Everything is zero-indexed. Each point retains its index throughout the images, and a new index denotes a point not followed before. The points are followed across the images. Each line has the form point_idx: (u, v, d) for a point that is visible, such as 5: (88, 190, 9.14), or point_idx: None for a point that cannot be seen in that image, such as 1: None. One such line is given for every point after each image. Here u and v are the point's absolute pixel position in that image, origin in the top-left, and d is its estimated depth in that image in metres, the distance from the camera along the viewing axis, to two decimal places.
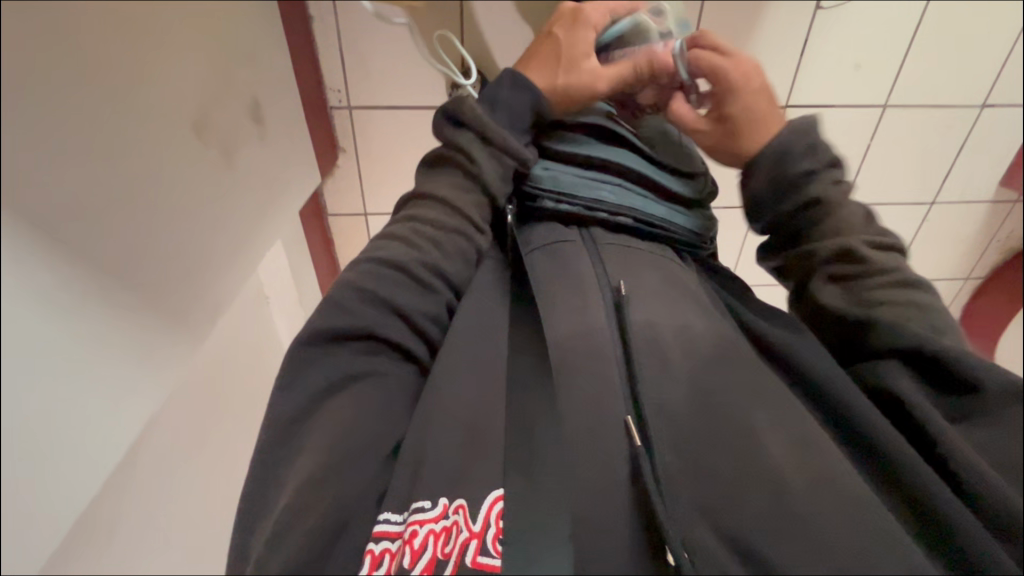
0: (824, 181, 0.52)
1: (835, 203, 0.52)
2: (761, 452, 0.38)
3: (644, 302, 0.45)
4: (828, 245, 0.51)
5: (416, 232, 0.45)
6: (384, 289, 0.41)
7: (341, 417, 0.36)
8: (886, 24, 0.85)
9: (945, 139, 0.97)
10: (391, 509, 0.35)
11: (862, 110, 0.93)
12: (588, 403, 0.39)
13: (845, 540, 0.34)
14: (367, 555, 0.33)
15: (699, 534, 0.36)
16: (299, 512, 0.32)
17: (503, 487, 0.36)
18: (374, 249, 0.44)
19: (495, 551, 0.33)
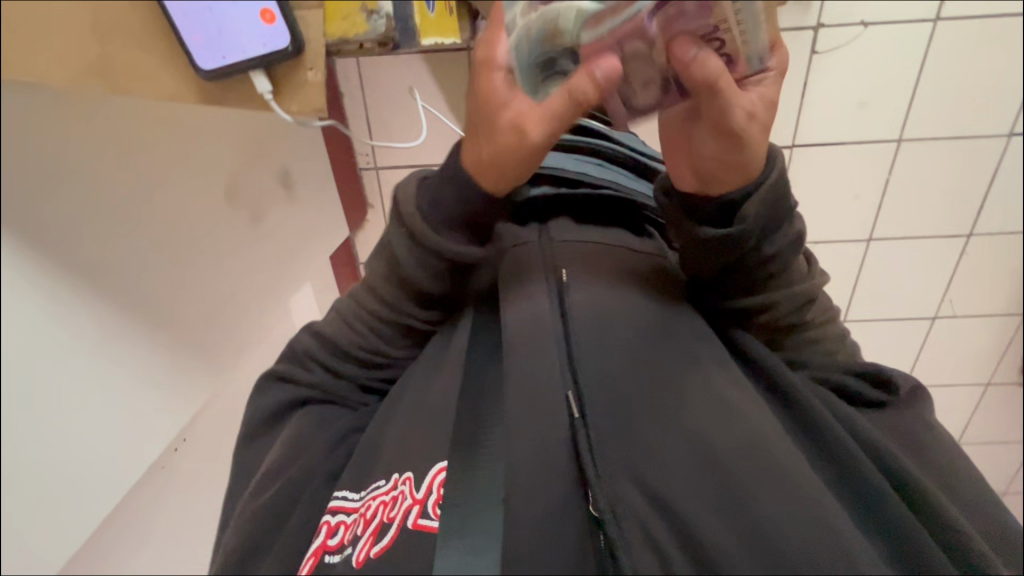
0: (781, 244, 0.45)
1: (785, 274, 0.46)
2: (686, 418, 0.41)
3: (583, 287, 0.47)
4: (781, 317, 0.47)
5: (358, 315, 0.51)
6: (333, 357, 0.52)
7: (298, 423, 0.49)
8: (888, 56, 0.87)
9: (969, 168, 0.96)
10: (348, 489, 0.43)
11: (874, 144, 0.94)
12: (528, 381, 0.42)
13: (769, 501, 0.38)
14: (324, 525, 0.41)
15: (628, 499, 0.39)
16: (263, 482, 0.46)
17: (446, 460, 0.40)
18: (326, 324, 0.53)
19: (434, 514, 0.38)
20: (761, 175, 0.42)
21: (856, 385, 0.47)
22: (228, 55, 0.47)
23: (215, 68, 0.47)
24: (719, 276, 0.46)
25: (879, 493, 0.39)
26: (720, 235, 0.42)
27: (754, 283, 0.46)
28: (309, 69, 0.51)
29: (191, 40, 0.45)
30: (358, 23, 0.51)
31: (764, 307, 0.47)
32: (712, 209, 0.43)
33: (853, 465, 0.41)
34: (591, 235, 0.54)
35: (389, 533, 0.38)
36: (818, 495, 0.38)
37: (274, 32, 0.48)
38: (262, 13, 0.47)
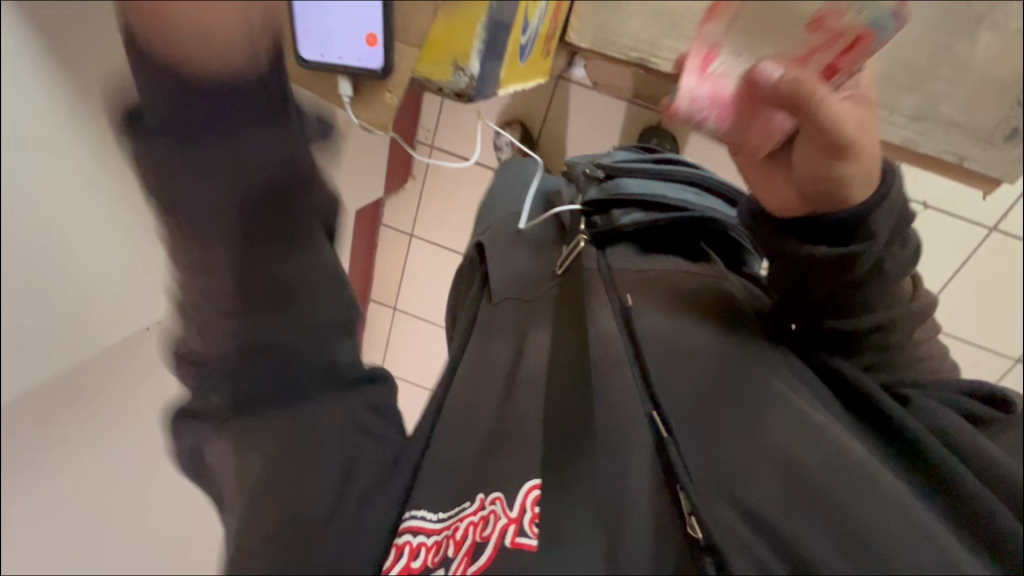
0: (883, 256, 0.44)
1: (887, 284, 0.45)
2: (774, 439, 0.40)
3: (649, 316, 0.49)
4: (882, 336, 0.46)
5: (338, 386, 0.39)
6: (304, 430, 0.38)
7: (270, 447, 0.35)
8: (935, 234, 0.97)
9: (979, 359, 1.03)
10: (426, 507, 0.40)
11: None
12: (610, 400, 0.42)
13: (880, 522, 0.35)
14: (403, 546, 0.38)
15: (725, 519, 0.37)
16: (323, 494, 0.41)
17: (540, 476, 0.38)
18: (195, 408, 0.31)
19: (532, 532, 0.35)
20: (876, 191, 0.41)
21: (967, 401, 0.43)
22: (326, 55, 0.53)
23: (310, 60, 0.53)
24: (829, 295, 0.45)
25: (993, 508, 0.35)
26: (835, 254, 0.42)
27: (855, 301, 0.45)
28: (389, 92, 0.55)
29: (301, 29, 0.51)
30: (446, 73, 0.52)
31: (879, 326, 0.45)
32: (823, 224, 0.42)
33: (955, 487, 0.37)
34: (651, 265, 0.55)
35: (486, 552, 0.35)
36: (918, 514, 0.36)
37: (373, 55, 0.52)
38: (369, 36, 0.51)
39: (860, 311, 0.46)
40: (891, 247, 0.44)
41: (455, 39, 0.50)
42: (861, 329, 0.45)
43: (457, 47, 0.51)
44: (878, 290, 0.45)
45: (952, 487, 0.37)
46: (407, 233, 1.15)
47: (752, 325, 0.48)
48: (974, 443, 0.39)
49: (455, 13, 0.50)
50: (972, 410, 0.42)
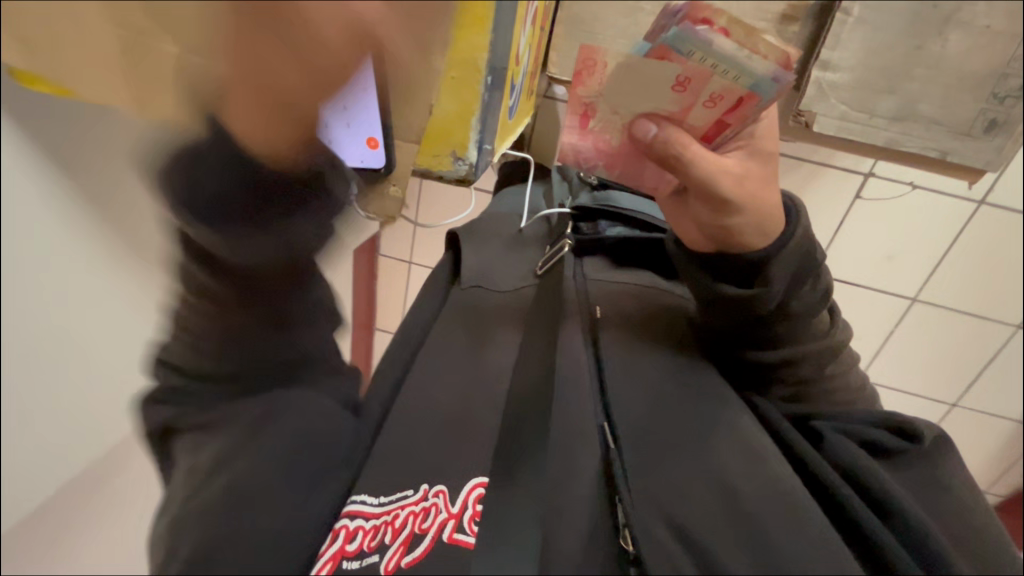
0: (790, 295, 0.49)
1: (800, 319, 0.49)
2: (714, 456, 0.43)
3: (609, 336, 0.54)
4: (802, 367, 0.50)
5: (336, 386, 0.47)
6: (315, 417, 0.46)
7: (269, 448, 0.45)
8: None
9: None
10: (367, 495, 0.46)
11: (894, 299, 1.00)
12: (568, 412, 0.46)
13: (797, 542, 0.38)
14: (343, 530, 0.43)
15: (654, 529, 0.40)
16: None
17: (486, 475, 0.45)
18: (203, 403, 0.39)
19: (470, 531, 0.41)
20: (774, 243, 0.47)
21: (874, 432, 0.46)
22: (339, 167, 0.50)
23: (326, 177, 0.50)
24: (743, 329, 0.49)
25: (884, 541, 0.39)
26: (741, 295, 0.47)
27: (775, 337, 0.49)
28: (394, 186, 0.56)
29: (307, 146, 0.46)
30: (445, 163, 0.55)
31: (786, 360, 0.49)
32: (732, 270, 0.48)
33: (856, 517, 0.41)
34: (621, 281, 0.61)
35: (422, 544, 0.41)
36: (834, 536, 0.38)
37: (375, 155, 0.51)
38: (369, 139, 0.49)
39: (779, 344, 0.50)
40: (800, 284, 0.49)
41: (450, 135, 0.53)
42: (783, 361, 0.49)
43: (453, 139, 0.53)
44: (793, 324, 0.49)
45: (848, 503, 0.41)
46: (406, 261, 1.15)
47: (692, 351, 0.52)
48: (881, 481, 0.42)
49: (449, 111, 0.51)
50: (886, 439, 0.46)
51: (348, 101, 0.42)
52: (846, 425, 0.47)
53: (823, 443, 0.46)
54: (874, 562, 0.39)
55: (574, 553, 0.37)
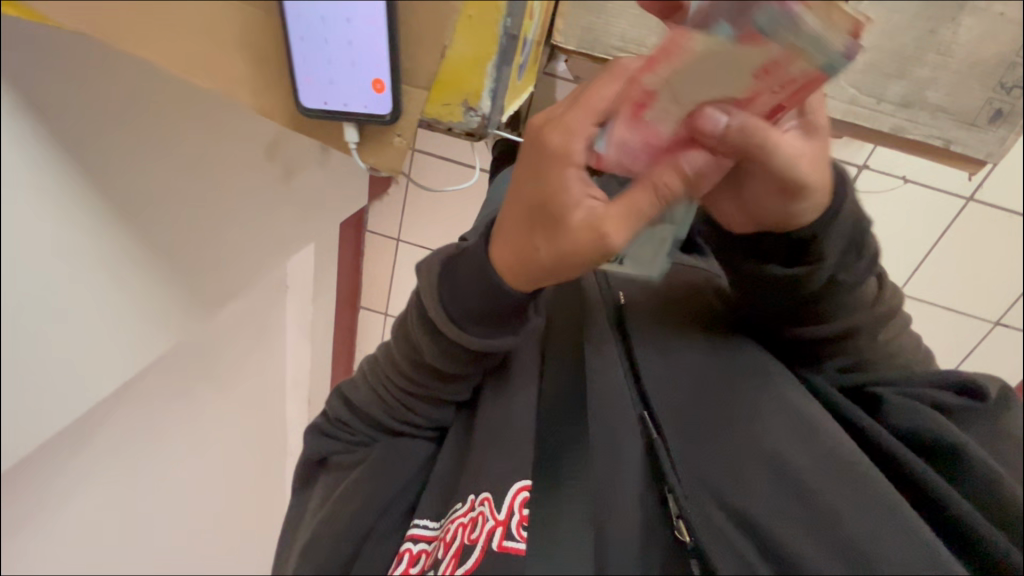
0: (846, 268, 0.43)
1: (847, 291, 0.44)
2: (768, 437, 0.39)
3: (639, 313, 0.48)
4: (851, 340, 0.45)
5: (399, 400, 0.45)
6: (382, 417, 0.46)
7: (335, 500, 0.44)
8: None
9: None
10: (428, 517, 0.42)
11: (962, 312, 0.89)
12: (604, 401, 0.41)
13: (872, 531, 0.35)
14: (405, 553, 0.40)
15: (709, 514, 0.38)
16: (335, 484, 0.46)
17: (530, 478, 0.38)
18: (351, 416, 0.47)
19: (520, 536, 0.36)
20: (830, 209, 0.40)
21: (943, 395, 0.43)
22: (330, 101, 0.40)
23: (313, 109, 0.40)
24: (791, 308, 0.45)
25: (969, 517, 0.37)
26: (787, 276, 0.42)
27: (825, 311, 0.44)
28: (398, 134, 0.41)
29: (302, 79, 0.39)
30: (455, 112, 0.43)
31: (840, 334, 0.45)
32: (779, 247, 0.42)
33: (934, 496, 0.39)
34: None
35: (473, 556, 0.36)
36: (907, 511, 0.35)
37: (382, 101, 0.40)
38: (374, 78, 0.39)
39: (830, 318, 0.45)
40: (853, 252, 0.43)
41: (462, 81, 0.42)
42: (829, 337, 0.45)
43: (467, 85, 0.42)
44: (843, 298, 0.44)
45: (926, 480, 0.39)
46: (395, 237, 0.92)
47: (733, 329, 0.47)
48: (972, 449, 0.40)
49: (464, 48, 0.40)
50: (952, 401, 0.43)
51: (348, 10, 0.37)
52: (909, 390, 0.44)
53: (881, 412, 0.44)
54: (955, 536, 0.38)
55: (634, 554, 0.36)
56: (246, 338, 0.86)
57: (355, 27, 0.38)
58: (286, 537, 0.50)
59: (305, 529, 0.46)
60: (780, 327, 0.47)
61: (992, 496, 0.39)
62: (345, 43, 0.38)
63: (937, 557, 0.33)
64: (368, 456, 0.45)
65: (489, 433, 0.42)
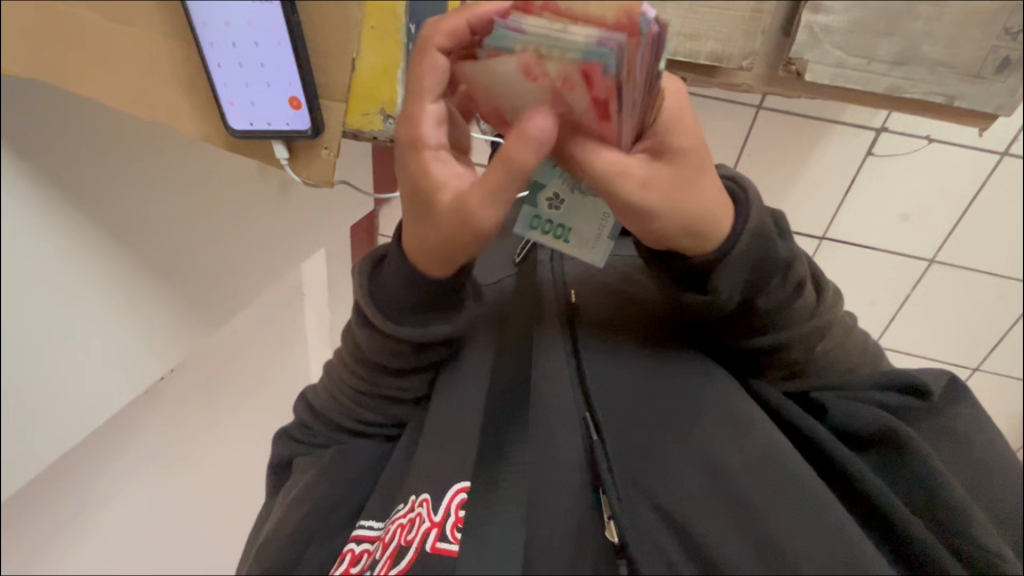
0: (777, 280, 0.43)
1: (782, 304, 0.44)
2: (701, 438, 0.40)
3: (584, 309, 0.49)
4: (792, 349, 0.45)
5: (350, 399, 0.50)
6: (339, 417, 0.50)
7: (294, 497, 0.48)
8: (942, 167, 0.93)
9: (992, 287, 1.02)
10: (373, 518, 0.46)
11: (906, 258, 1.02)
12: (547, 408, 0.43)
13: (794, 530, 0.36)
14: (348, 553, 0.44)
15: (639, 516, 0.39)
16: (294, 485, 0.49)
17: (468, 479, 0.40)
18: (316, 419, 0.52)
19: (453, 539, 0.38)
20: (730, 237, 0.41)
21: (889, 397, 0.44)
22: (256, 122, 0.42)
23: (242, 131, 0.42)
24: (719, 325, 0.45)
25: (904, 514, 0.38)
26: (704, 304, 0.42)
27: (767, 321, 0.44)
28: (324, 147, 0.43)
29: (226, 104, 0.41)
30: (375, 122, 0.43)
31: (772, 349, 0.45)
32: (695, 274, 0.43)
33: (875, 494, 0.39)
34: None
35: (408, 557, 0.39)
36: (834, 509, 0.37)
37: (301, 117, 0.42)
38: (291, 97, 0.41)
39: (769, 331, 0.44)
40: (788, 265, 0.43)
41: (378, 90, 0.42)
42: (770, 349, 0.45)
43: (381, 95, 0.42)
44: (780, 311, 0.44)
45: (858, 479, 0.39)
46: None
47: (676, 332, 0.48)
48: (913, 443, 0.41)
49: (371, 58, 0.41)
50: (895, 400, 0.44)
51: (255, 35, 0.39)
52: (849, 395, 0.44)
53: (828, 414, 0.43)
54: (891, 535, 0.38)
55: (563, 554, 0.37)
56: (262, 348, 0.92)
57: (264, 50, 0.39)
58: (256, 530, 0.54)
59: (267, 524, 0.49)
60: (717, 340, 0.46)
61: (928, 492, 0.40)
62: (257, 65, 0.40)
63: (857, 556, 0.34)
64: (324, 459, 0.49)
65: (433, 434, 0.44)
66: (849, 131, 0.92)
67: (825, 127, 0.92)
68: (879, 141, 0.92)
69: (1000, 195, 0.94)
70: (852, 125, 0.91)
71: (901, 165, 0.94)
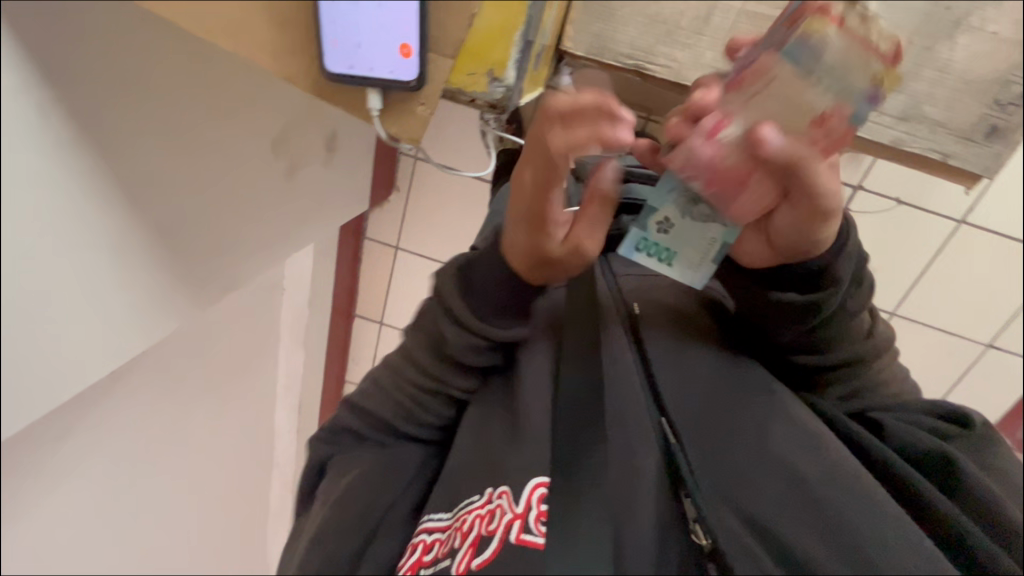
0: (850, 298, 0.47)
1: (852, 324, 0.48)
2: (778, 451, 0.40)
3: (650, 316, 0.49)
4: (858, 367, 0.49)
5: (412, 413, 0.48)
6: (380, 421, 0.48)
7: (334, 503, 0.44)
8: (912, 229, 1.01)
9: (951, 344, 1.10)
10: (441, 510, 0.43)
11: (876, 309, 1.09)
12: (623, 418, 0.41)
13: (877, 542, 0.36)
14: (420, 543, 0.42)
15: (726, 525, 0.38)
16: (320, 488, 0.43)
17: (547, 474, 0.38)
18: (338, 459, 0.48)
19: (538, 531, 0.35)
20: (830, 252, 0.44)
21: (934, 421, 0.47)
22: (356, 66, 0.40)
23: (338, 73, 0.39)
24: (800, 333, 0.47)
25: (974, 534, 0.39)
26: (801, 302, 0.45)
27: (826, 341, 0.48)
28: (423, 104, 0.42)
29: (329, 42, 0.39)
30: (479, 83, 0.43)
31: (841, 363, 0.49)
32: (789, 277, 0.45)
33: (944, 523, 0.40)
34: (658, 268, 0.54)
35: (490, 547, 0.36)
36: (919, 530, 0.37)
37: (409, 67, 0.40)
38: (401, 44, 0.39)
39: (834, 348, 0.48)
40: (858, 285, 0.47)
41: (489, 48, 0.41)
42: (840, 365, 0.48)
43: (492, 55, 0.42)
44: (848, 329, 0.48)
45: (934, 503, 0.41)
46: (393, 245, 1.00)
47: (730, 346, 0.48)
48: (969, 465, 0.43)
49: (492, 15, 0.40)
50: (944, 426, 0.47)
51: None
52: (901, 417, 0.48)
53: (884, 433, 0.46)
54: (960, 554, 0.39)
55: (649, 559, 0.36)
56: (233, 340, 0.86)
57: None
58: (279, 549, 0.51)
59: (301, 538, 0.45)
60: (788, 355, 0.49)
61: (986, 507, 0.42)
62: (374, 5, 0.38)
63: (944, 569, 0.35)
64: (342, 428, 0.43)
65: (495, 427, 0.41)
66: None
67: None
68: (858, 196, 0.99)
69: (961, 258, 1.02)
70: None
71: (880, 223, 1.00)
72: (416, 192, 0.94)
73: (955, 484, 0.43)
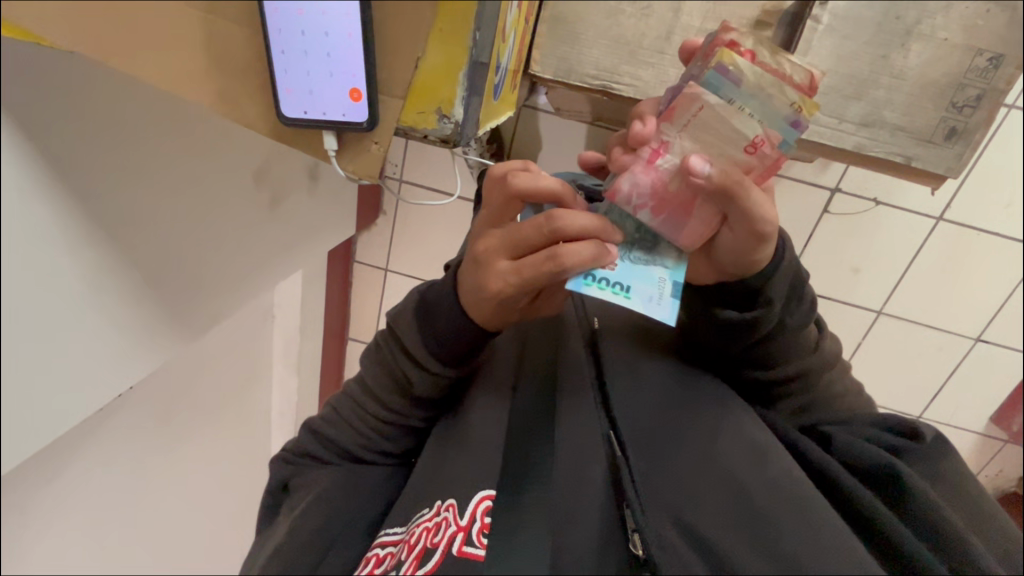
0: (794, 310, 0.49)
1: (797, 337, 0.50)
2: (722, 460, 0.42)
3: (609, 331, 0.52)
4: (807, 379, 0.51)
5: (371, 438, 0.52)
6: (341, 442, 0.52)
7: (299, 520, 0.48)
8: (888, 229, 1.02)
9: (936, 341, 1.11)
10: (396, 525, 0.46)
11: (860, 310, 1.10)
12: (576, 435, 0.43)
13: (806, 547, 0.37)
14: (374, 557, 0.45)
15: (665, 533, 0.40)
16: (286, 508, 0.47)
17: (494, 488, 0.41)
18: (304, 476, 0.52)
19: (479, 542, 0.38)
20: (768, 268, 0.46)
21: (881, 435, 0.47)
22: (310, 111, 0.43)
23: (294, 118, 0.43)
24: (746, 350, 0.50)
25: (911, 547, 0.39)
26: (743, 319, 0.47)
27: (775, 355, 0.50)
28: (377, 142, 0.44)
29: (283, 91, 0.42)
30: (429, 121, 0.45)
31: (794, 377, 0.51)
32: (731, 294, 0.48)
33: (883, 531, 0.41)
34: None
35: (432, 559, 0.39)
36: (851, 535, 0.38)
37: (360, 109, 0.43)
38: (350, 88, 0.42)
39: (784, 360, 0.50)
40: (796, 299, 0.50)
41: (434, 89, 0.43)
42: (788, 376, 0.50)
43: (439, 94, 0.44)
44: (795, 341, 0.50)
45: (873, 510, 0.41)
46: (383, 268, 1.03)
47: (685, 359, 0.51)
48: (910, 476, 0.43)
49: (435, 57, 0.42)
50: (891, 439, 0.47)
51: (326, 25, 0.40)
52: (852, 429, 0.48)
53: (831, 445, 0.48)
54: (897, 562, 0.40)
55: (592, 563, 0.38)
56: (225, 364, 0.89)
57: (334, 42, 0.41)
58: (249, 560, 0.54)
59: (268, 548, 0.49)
60: (742, 369, 0.52)
61: (928, 520, 0.41)
62: (323, 54, 0.41)
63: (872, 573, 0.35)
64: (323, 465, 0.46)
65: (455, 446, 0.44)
66: (809, 188, 1.00)
67: (788, 182, 1.00)
68: (833, 200, 1.01)
69: (939, 256, 1.03)
70: (811, 183, 1.00)
71: (854, 226, 1.03)
72: (401, 217, 0.98)
73: (898, 497, 0.43)
